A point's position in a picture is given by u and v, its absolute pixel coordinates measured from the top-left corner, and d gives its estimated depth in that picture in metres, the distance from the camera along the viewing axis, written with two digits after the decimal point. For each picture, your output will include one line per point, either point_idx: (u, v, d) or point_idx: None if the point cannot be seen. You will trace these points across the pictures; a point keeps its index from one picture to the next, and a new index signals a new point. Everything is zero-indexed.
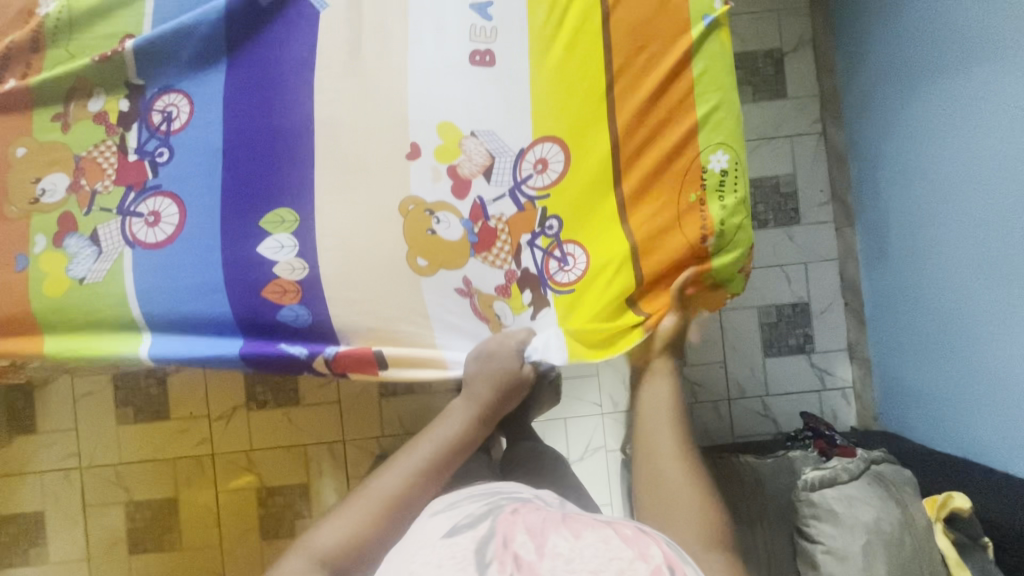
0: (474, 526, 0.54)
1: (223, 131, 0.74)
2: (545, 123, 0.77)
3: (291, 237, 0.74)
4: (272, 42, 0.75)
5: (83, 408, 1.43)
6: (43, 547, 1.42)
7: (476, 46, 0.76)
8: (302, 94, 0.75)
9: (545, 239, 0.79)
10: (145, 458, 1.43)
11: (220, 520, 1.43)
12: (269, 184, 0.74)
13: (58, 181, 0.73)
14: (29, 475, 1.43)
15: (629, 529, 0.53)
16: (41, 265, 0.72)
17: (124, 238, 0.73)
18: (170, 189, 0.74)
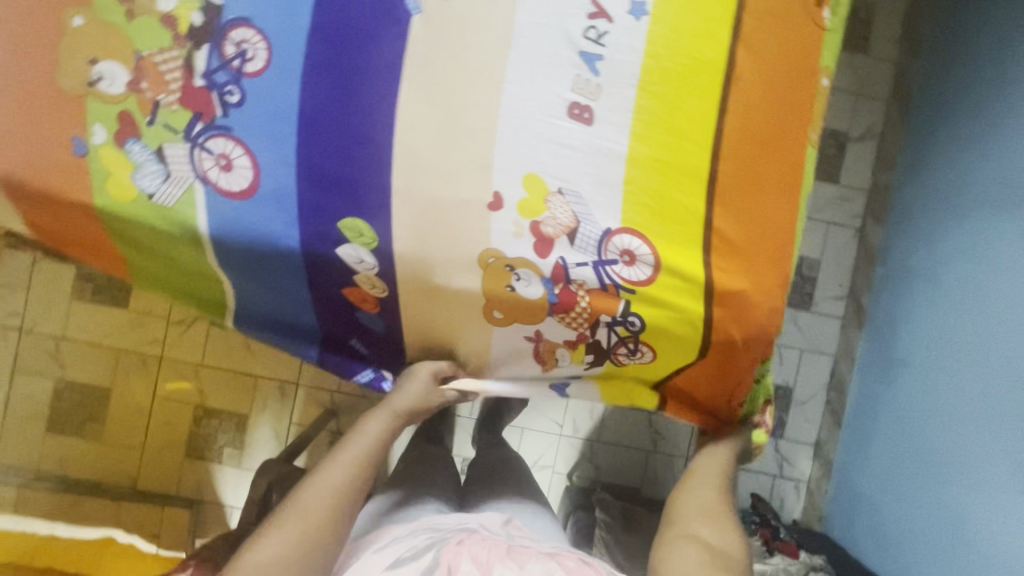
0: (421, 556, 0.62)
1: (300, 91, 0.63)
2: (638, 208, 0.65)
3: (371, 253, 0.64)
4: (362, 25, 0.63)
5: (40, 271, 1.35)
6: None
7: (576, 98, 0.65)
8: (393, 75, 0.63)
9: (624, 331, 0.67)
10: (91, 342, 1.36)
11: (150, 427, 1.38)
12: (341, 163, 0.63)
13: (117, 71, 0.62)
14: None
15: (574, 561, 0.62)
16: (97, 162, 0.62)
17: (194, 171, 0.62)
18: (241, 135, 0.62)
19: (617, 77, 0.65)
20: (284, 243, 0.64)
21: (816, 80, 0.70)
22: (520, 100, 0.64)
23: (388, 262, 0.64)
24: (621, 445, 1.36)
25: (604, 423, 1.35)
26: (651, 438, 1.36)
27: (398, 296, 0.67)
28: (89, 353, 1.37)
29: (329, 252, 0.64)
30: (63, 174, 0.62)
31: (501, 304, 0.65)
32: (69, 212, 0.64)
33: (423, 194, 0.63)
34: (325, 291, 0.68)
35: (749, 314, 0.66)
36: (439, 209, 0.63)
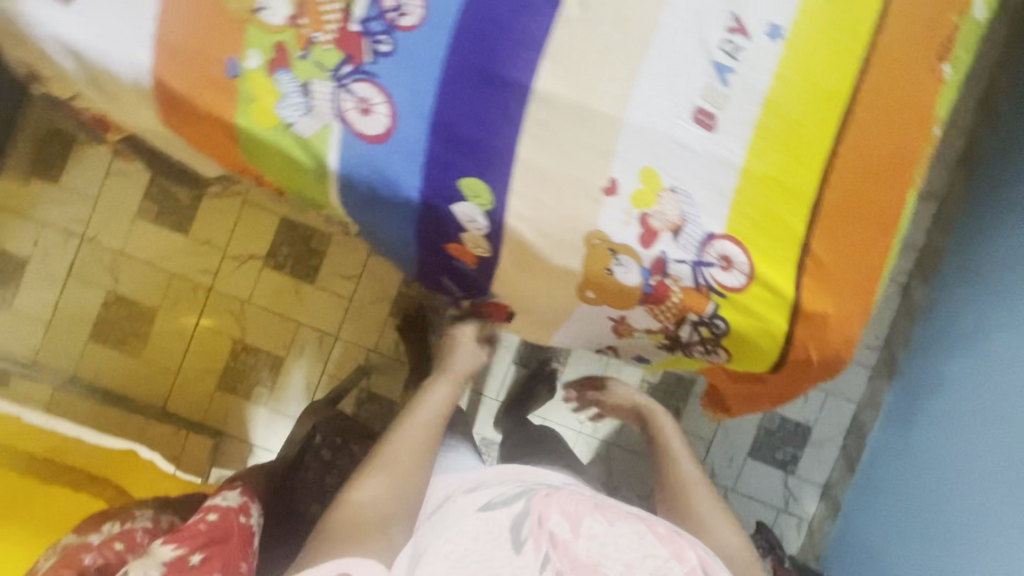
0: (513, 503, 0.73)
1: (446, 52, 0.66)
2: (741, 219, 0.68)
3: (484, 215, 0.67)
4: (516, 1, 0.66)
5: (111, 184, 1.39)
6: (11, 293, 1.38)
7: (703, 105, 0.67)
8: (536, 53, 0.66)
9: (707, 331, 0.69)
10: (148, 261, 1.40)
11: (187, 353, 1.41)
12: (472, 127, 0.66)
13: (280, 3, 0.65)
14: (28, 220, 1.37)
15: (662, 527, 0.74)
16: (246, 85, 0.65)
17: (334, 110, 0.65)
18: (385, 84, 0.65)
19: (744, 92, 0.68)
20: (405, 193, 0.66)
21: (928, 130, 0.72)
22: (650, 97, 0.67)
23: (499, 226, 0.67)
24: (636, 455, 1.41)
25: (623, 428, 1.41)
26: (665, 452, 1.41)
27: (499, 259, 0.70)
28: (142, 271, 1.40)
29: (445, 208, 0.67)
30: (212, 89, 0.64)
31: (594, 285, 0.68)
32: (206, 126, 0.66)
33: (543, 169, 0.66)
34: (430, 245, 0.71)
35: (828, 338, 0.69)
36: (555, 185, 0.66)
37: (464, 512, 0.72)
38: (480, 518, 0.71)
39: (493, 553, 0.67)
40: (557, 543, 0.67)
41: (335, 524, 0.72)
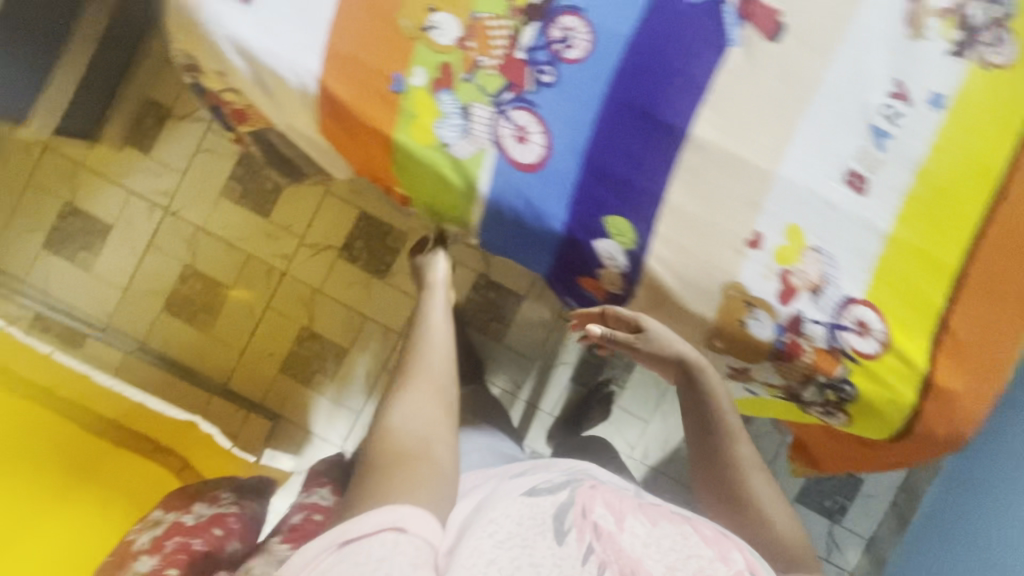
0: (558, 492, 0.63)
1: (606, 90, 0.66)
2: (882, 285, 0.67)
3: (625, 254, 0.67)
4: (681, 45, 0.66)
5: (199, 161, 1.40)
6: (93, 256, 1.41)
7: (856, 167, 0.67)
8: (696, 98, 0.66)
9: (832, 394, 0.69)
10: (226, 240, 1.42)
11: (254, 334, 1.43)
12: (623, 165, 0.66)
13: (450, 24, 0.65)
14: (117, 187, 1.40)
15: (707, 528, 0.65)
16: (408, 102, 0.65)
17: (491, 135, 0.66)
18: (543, 114, 0.66)
19: (898, 158, 0.67)
20: (549, 224, 0.67)
21: None
22: (804, 155, 0.66)
23: (637, 265, 0.67)
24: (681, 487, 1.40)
25: (673, 458, 1.41)
26: None
27: (630, 296, 0.70)
28: (218, 248, 1.42)
29: (586, 243, 0.67)
30: (376, 103, 0.66)
31: (724, 335, 0.68)
32: (366, 138, 0.67)
33: (689, 215, 0.66)
34: (562, 275, 0.72)
35: (955, 415, 0.68)
36: (700, 232, 0.66)
37: (507, 496, 0.63)
38: (523, 504, 0.62)
39: (534, 541, 0.57)
40: (601, 535, 0.58)
41: (379, 456, 0.68)
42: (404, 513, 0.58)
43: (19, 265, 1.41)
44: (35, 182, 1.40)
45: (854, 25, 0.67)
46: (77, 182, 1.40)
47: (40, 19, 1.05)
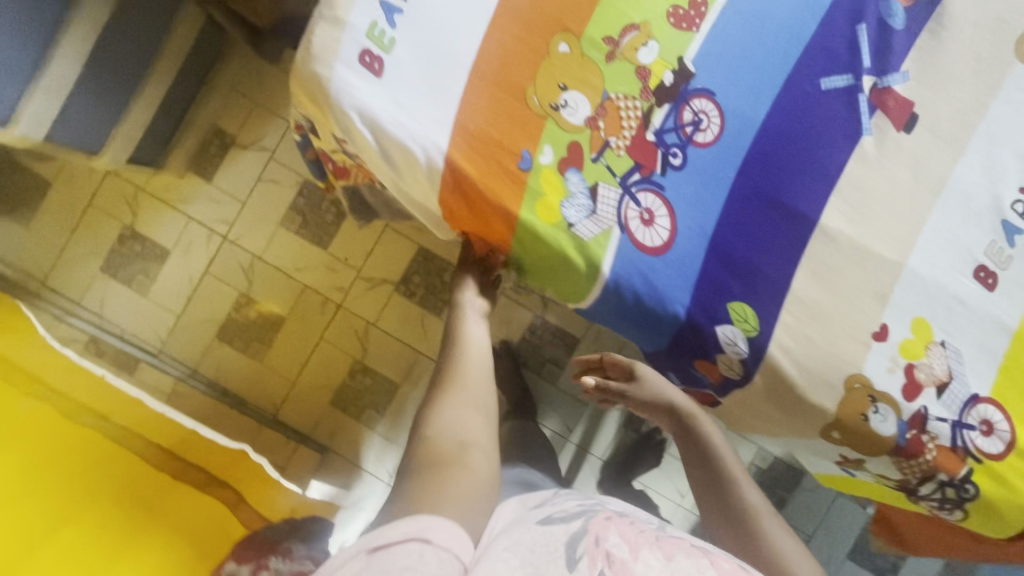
0: (571, 520, 0.55)
1: (736, 174, 0.65)
2: (1010, 383, 0.65)
3: (746, 341, 0.66)
4: (814, 131, 0.65)
5: (261, 190, 1.40)
6: (150, 281, 1.41)
7: (985, 262, 0.66)
8: (826, 186, 0.65)
9: (951, 492, 0.67)
10: (283, 270, 1.41)
11: (306, 365, 1.42)
12: (749, 252, 0.65)
13: (580, 104, 0.65)
14: (178, 213, 1.40)
15: (733, 568, 0.53)
16: (537, 180, 0.65)
17: (617, 216, 0.65)
18: (670, 197, 0.65)
19: None
20: (670, 308, 0.66)
21: None
22: (933, 247, 0.65)
23: (757, 352, 0.66)
24: None
25: None
26: None
27: (747, 382, 0.69)
28: (275, 277, 1.41)
29: (707, 327, 0.67)
30: (503, 181, 0.65)
31: (843, 428, 0.67)
32: (489, 216, 0.66)
33: (813, 304, 0.66)
34: (675, 354, 0.71)
35: None
36: (824, 325, 0.65)
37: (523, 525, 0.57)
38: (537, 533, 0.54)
39: (542, 570, 0.48)
40: (614, 564, 0.47)
41: (415, 461, 0.64)
42: (426, 523, 0.51)
43: (76, 287, 1.41)
44: (97, 206, 1.40)
45: (988, 118, 0.66)
46: (138, 206, 1.40)
47: (130, 57, 1.06)
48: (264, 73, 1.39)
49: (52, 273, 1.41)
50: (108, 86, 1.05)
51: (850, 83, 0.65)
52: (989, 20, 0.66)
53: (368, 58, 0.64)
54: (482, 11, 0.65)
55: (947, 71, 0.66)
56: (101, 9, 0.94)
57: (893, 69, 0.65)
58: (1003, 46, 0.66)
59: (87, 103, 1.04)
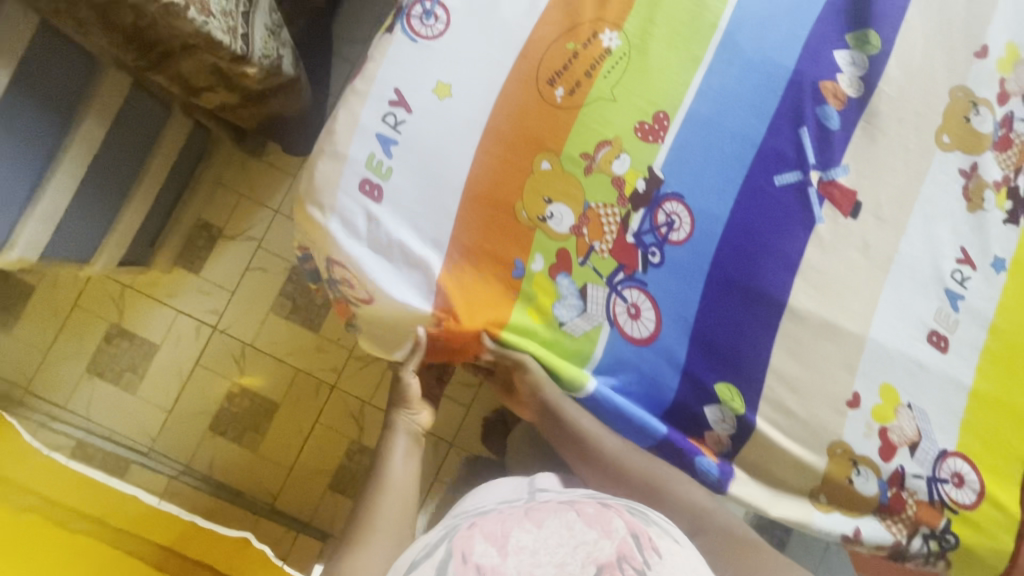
0: (434, 552, 0.54)
1: (710, 267, 0.72)
2: (970, 435, 0.72)
3: (736, 418, 0.73)
4: (773, 223, 0.72)
5: (249, 278, 1.43)
6: (138, 379, 1.40)
7: (936, 327, 0.73)
8: (790, 269, 0.72)
9: (935, 544, 0.72)
10: (275, 355, 1.42)
11: (303, 449, 1.41)
12: (730, 334, 0.72)
13: (565, 214, 0.72)
14: (165, 308, 1.41)
15: (590, 506, 0.60)
16: (532, 284, 0.72)
17: (607, 313, 0.73)
18: (653, 292, 0.72)
19: (973, 316, 0.74)
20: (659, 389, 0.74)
21: None
22: (890, 318, 0.73)
23: (748, 427, 0.73)
24: None
25: None
26: None
27: (739, 452, 0.74)
28: (269, 364, 1.42)
29: (696, 406, 0.73)
30: (499, 287, 0.72)
31: (829, 492, 0.73)
32: (485, 315, 0.72)
33: (791, 376, 0.72)
34: None
35: None
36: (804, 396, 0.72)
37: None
38: None
39: None
40: None
41: None
42: None
43: (62, 390, 1.39)
44: (82, 306, 1.40)
45: (922, 198, 0.75)
46: (124, 304, 1.41)
47: (118, 168, 1.09)
48: (247, 167, 1.44)
49: (36, 378, 1.39)
50: (99, 196, 1.08)
51: (800, 178, 0.73)
52: (910, 115, 0.75)
53: (368, 185, 0.70)
54: (469, 136, 0.71)
55: (882, 161, 0.75)
56: (96, 129, 0.98)
57: (835, 164, 0.74)
58: (923, 136, 0.75)
59: (79, 216, 1.06)
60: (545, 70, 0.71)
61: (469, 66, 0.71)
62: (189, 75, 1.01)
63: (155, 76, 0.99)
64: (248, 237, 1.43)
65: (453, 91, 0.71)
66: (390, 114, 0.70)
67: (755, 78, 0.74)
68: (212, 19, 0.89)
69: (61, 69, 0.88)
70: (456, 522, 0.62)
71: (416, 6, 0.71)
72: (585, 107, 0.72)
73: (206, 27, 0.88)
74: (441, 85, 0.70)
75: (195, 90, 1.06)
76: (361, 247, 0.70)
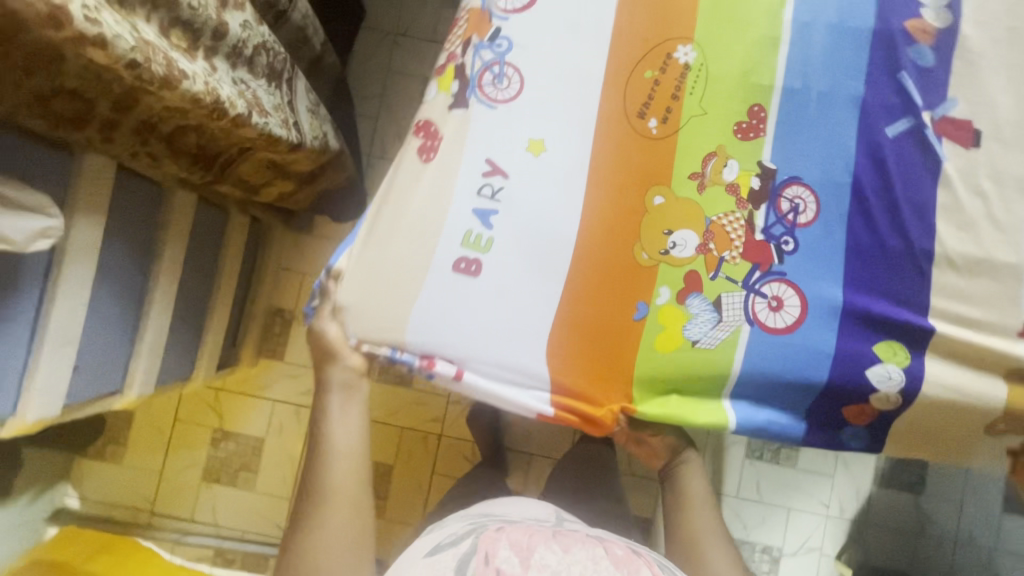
0: (459, 543, 0.62)
1: (844, 240, 0.74)
2: None
3: (901, 371, 0.73)
4: (897, 172, 0.73)
5: None
6: (253, 475, 1.42)
7: None
8: (930, 212, 0.72)
9: None
10: (375, 419, 1.42)
11: (428, 503, 1.41)
12: (878, 298, 0.73)
13: (688, 239, 0.75)
14: (262, 400, 1.43)
15: (622, 549, 0.63)
16: (659, 319, 0.76)
17: (746, 315, 0.75)
18: (793, 280, 0.74)
19: None
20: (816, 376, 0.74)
21: None
22: None
23: (917, 378, 0.73)
24: (885, 529, 1.37)
25: (870, 505, 1.39)
26: (918, 522, 1.36)
27: (906, 410, 0.74)
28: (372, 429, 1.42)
29: (860, 374, 0.73)
30: (623, 330, 0.76)
31: (1010, 419, 0.73)
32: (614, 363, 0.77)
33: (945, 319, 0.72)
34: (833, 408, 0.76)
35: None
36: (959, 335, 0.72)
37: (408, 564, 0.62)
38: (424, 566, 0.61)
39: None
40: None
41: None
42: None
43: (184, 504, 1.41)
44: (182, 418, 1.42)
45: None
46: (221, 407, 1.43)
47: (195, 283, 1.09)
48: (300, 244, 1.44)
49: (158, 499, 1.41)
50: (189, 313, 1.10)
51: (911, 124, 0.73)
52: (1004, 27, 0.73)
53: (464, 262, 0.75)
54: (580, 175, 0.77)
55: (987, 84, 0.72)
56: (176, 253, 0.99)
57: (940, 101, 0.73)
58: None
59: (175, 337, 1.07)
60: (632, 105, 0.76)
61: (555, 121, 0.77)
62: (249, 176, 1.02)
63: (220, 185, 1.00)
64: None
65: (546, 147, 0.77)
66: (487, 185, 0.76)
67: (841, 44, 0.74)
68: (269, 118, 0.88)
69: (140, 207, 0.88)
70: (484, 523, 0.69)
71: (486, 74, 0.77)
72: (680, 132, 0.76)
73: (267, 127, 0.87)
74: (534, 141, 0.77)
75: (255, 189, 1.07)
76: (448, 338, 0.75)
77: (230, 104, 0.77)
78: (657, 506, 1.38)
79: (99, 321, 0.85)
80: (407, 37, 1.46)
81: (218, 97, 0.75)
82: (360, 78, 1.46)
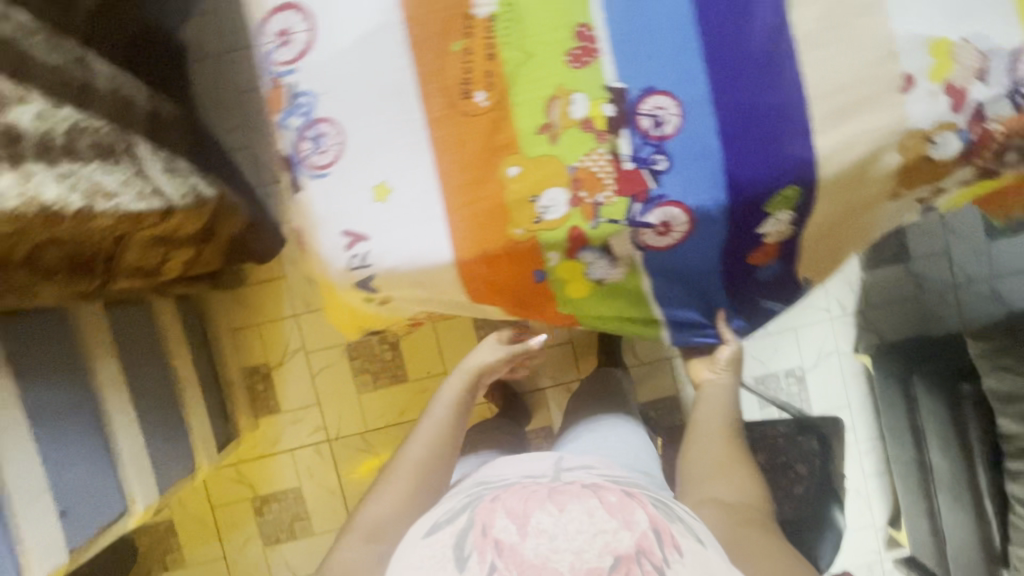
0: (456, 520, 0.63)
1: (718, 131, 0.66)
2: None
3: (792, 212, 0.70)
4: (737, 16, 0.65)
5: (321, 382, 1.42)
6: (307, 521, 1.45)
7: None
8: (785, 36, 0.65)
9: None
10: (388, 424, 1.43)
11: None
12: (767, 176, 0.67)
13: (557, 196, 0.68)
14: (280, 454, 1.44)
15: (615, 494, 0.63)
16: (558, 275, 0.74)
17: (634, 245, 0.71)
18: (678, 199, 0.68)
19: None
20: (713, 265, 0.75)
21: None
22: None
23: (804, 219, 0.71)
24: (891, 304, 1.39)
25: (866, 291, 1.40)
26: (914, 284, 1.38)
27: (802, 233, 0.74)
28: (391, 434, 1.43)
29: (752, 241, 0.73)
30: (529, 294, 0.76)
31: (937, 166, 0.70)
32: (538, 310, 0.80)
33: (841, 108, 0.66)
34: (742, 269, 0.77)
35: None
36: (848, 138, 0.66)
37: (410, 546, 0.64)
38: (427, 546, 0.63)
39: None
40: (502, 550, 0.57)
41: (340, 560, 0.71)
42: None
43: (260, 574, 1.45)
44: (219, 502, 1.44)
45: None
46: (247, 477, 1.44)
47: (150, 380, 1.08)
48: (241, 298, 1.41)
49: None
50: (159, 412, 1.09)
51: None
52: None
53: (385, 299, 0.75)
54: (426, 169, 0.68)
55: None
56: (111, 364, 0.97)
57: None
58: None
59: (156, 439, 1.06)
60: (454, 89, 0.67)
61: (384, 150, 0.68)
62: (141, 261, 0.99)
63: (119, 282, 0.98)
64: (290, 354, 1.42)
65: (392, 188, 0.69)
66: (353, 256, 0.71)
67: None
68: (120, 197, 0.85)
69: (52, 341, 0.86)
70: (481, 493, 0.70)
71: (304, 140, 0.70)
72: (512, 91, 0.67)
73: (120, 207, 0.84)
74: (382, 186, 0.69)
75: (155, 270, 1.04)
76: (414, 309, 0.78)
77: (63, 205, 0.75)
78: (677, 379, 1.41)
79: (63, 461, 0.84)
80: (241, 51, 1.37)
81: (42, 204, 0.72)
82: (216, 115, 1.38)
